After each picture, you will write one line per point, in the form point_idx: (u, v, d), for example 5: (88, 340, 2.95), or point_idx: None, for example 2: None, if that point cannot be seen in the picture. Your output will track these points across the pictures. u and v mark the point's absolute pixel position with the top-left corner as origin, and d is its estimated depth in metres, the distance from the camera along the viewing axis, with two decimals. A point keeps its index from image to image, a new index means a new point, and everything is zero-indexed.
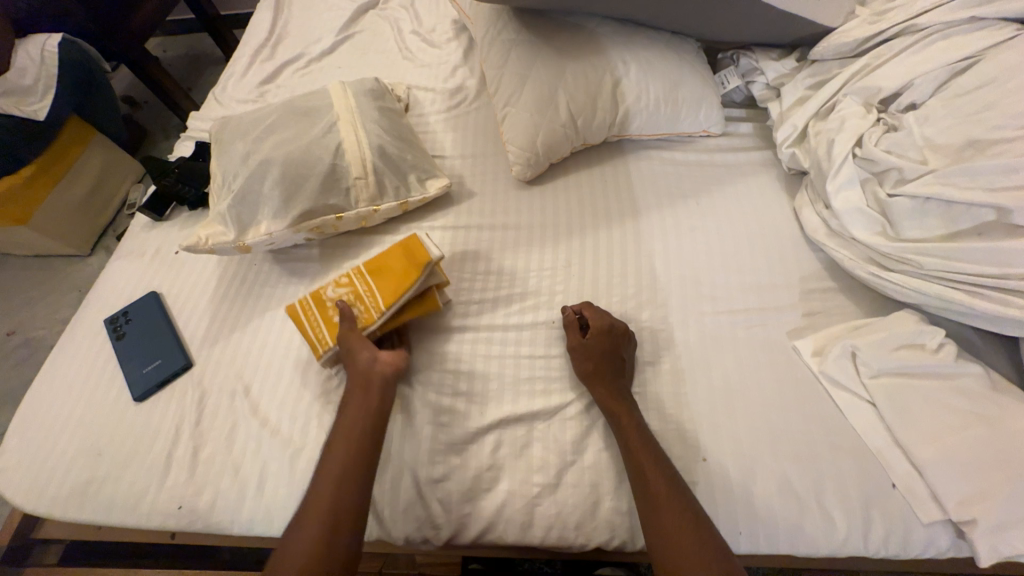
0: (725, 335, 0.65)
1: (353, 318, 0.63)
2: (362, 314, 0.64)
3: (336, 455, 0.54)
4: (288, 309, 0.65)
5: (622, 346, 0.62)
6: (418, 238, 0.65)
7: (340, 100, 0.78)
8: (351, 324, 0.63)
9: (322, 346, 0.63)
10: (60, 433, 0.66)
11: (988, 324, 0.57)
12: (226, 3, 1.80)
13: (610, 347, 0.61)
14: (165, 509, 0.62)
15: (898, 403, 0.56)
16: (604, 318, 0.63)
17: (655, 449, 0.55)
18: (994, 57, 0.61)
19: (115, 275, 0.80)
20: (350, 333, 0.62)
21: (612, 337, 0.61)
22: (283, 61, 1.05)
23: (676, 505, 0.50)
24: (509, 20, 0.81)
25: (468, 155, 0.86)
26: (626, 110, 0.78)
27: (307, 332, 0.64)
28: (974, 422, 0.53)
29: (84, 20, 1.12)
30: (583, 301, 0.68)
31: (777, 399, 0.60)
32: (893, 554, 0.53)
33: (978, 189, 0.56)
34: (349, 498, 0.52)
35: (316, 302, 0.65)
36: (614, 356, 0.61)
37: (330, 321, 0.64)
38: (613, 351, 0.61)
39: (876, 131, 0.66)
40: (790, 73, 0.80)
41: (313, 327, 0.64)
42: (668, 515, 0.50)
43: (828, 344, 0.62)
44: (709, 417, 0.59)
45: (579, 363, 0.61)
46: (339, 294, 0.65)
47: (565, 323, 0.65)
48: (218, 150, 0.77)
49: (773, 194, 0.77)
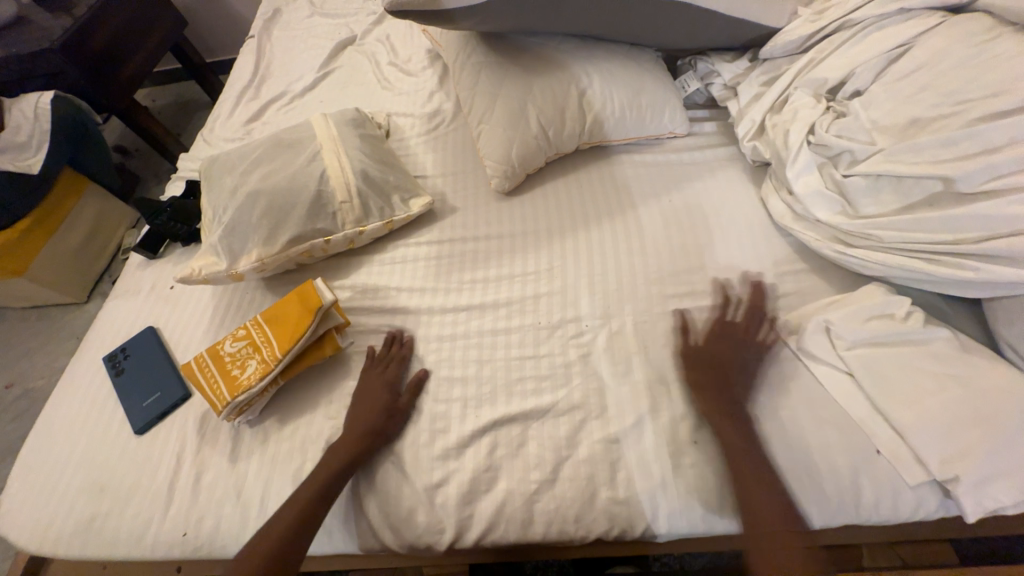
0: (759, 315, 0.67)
1: (254, 367, 0.65)
2: (263, 364, 0.65)
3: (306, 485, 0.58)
4: (184, 369, 0.67)
5: (747, 346, 0.64)
6: (311, 284, 0.68)
7: (322, 130, 0.82)
8: (256, 375, 0.64)
9: (220, 401, 0.63)
10: (63, 471, 0.67)
11: (953, 290, 0.59)
12: (211, 51, 1.88)
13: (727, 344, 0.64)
14: (169, 538, 0.62)
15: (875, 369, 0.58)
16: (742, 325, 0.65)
17: (769, 477, 0.55)
18: (925, 43, 0.65)
19: (112, 314, 0.82)
20: (249, 383, 0.64)
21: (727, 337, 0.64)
22: (267, 99, 1.10)
23: (779, 541, 0.51)
24: (477, 43, 0.86)
25: (449, 173, 0.90)
26: (594, 117, 0.82)
27: (204, 389, 0.65)
28: (944, 381, 0.55)
29: (76, 76, 1.18)
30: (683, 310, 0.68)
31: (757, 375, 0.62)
32: (885, 519, 0.55)
33: (924, 163, 0.59)
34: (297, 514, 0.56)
35: (213, 357, 0.68)
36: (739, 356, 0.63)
37: (226, 376, 0.66)
38: (732, 354, 0.63)
39: (826, 118, 0.70)
40: (744, 72, 0.85)
41: (211, 383, 0.65)
42: (775, 546, 0.51)
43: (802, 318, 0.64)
44: (717, 397, 0.61)
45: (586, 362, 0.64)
46: (236, 347, 0.68)
47: (676, 325, 0.67)
48: (208, 186, 0.81)
49: (740, 187, 0.80)
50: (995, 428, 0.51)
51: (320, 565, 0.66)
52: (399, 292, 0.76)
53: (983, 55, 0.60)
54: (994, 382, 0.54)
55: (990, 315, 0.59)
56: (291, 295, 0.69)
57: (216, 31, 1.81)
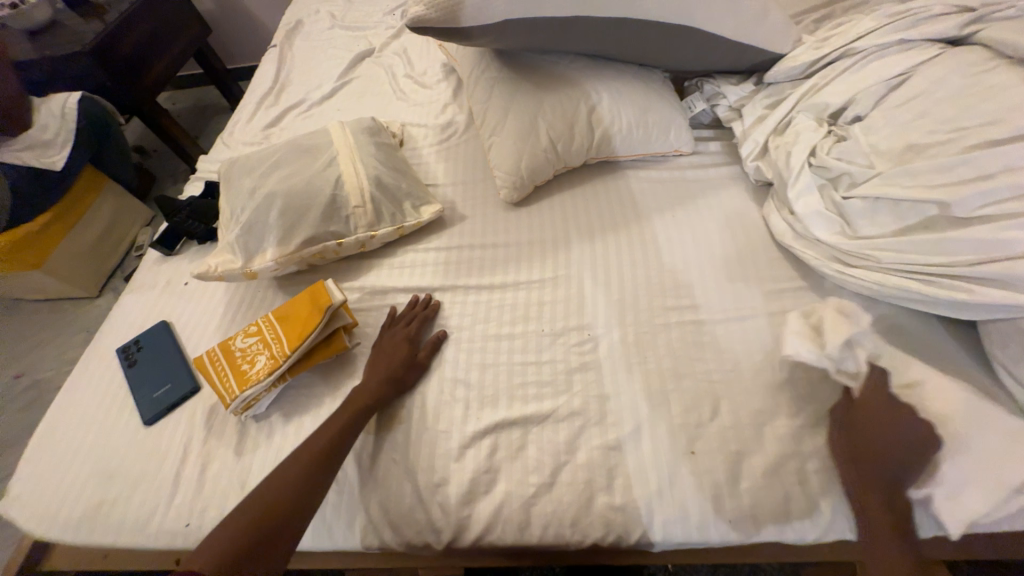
0: (834, 360, 0.59)
1: (263, 362, 0.67)
2: (271, 360, 0.67)
3: (297, 465, 0.57)
4: (196, 362, 0.69)
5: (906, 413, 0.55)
6: (323, 284, 0.71)
7: (339, 136, 0.85)
8: (264, 370, 0.66)
9: (229, 395, 0.65)
10: (71, 459, 0.69)
11: (948, 311, 0.60)
12: (233, 58, 1.94)
13: (887, 419, 0.55)
14: (172, 528, 0.63)
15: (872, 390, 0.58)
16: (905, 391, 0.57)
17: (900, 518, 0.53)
18: (922, 73, 0.68)
19: (127, 308, 0.84)
20: (258, 379, 0.65)
21: (886, 412, 0.56)
22: (286, 106, 1.14)
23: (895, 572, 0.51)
24: (492, 59, 0.90)
25: (459, 183, 0.93)
26: (602, 134, 0.85)
27: (214, 382, 0.67)
28: (936, 402, 0.56)
29: (103, 79, 1.23)
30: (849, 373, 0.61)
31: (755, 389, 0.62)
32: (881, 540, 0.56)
33: (920, 187, 0.61)
34: (284, 489, 0.55)
35: (225, 352, 0.70)
36: (903, 435, 0.54)
37: (237, 370, 0.68)
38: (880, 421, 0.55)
39: (827, 142, 0.73)
40: (749, 95, 0.88)
41: (221, 377, 0.67)
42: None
43: (826, 335, 0.61)
44: (715, 408, 0.62)
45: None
46: (247, 343, 0.70)
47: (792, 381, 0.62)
48: (227, 187, 0.83)
49: (743, 205, 0.82)
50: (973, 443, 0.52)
51: (320, 563, 0.67)
52: (406, 295, 0.78)
53: (979, 85, 0.62)
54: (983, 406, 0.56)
55: (984, 336, 0.59)
56: (302, 295, 0.72)
57: (239, 40, 1.88)
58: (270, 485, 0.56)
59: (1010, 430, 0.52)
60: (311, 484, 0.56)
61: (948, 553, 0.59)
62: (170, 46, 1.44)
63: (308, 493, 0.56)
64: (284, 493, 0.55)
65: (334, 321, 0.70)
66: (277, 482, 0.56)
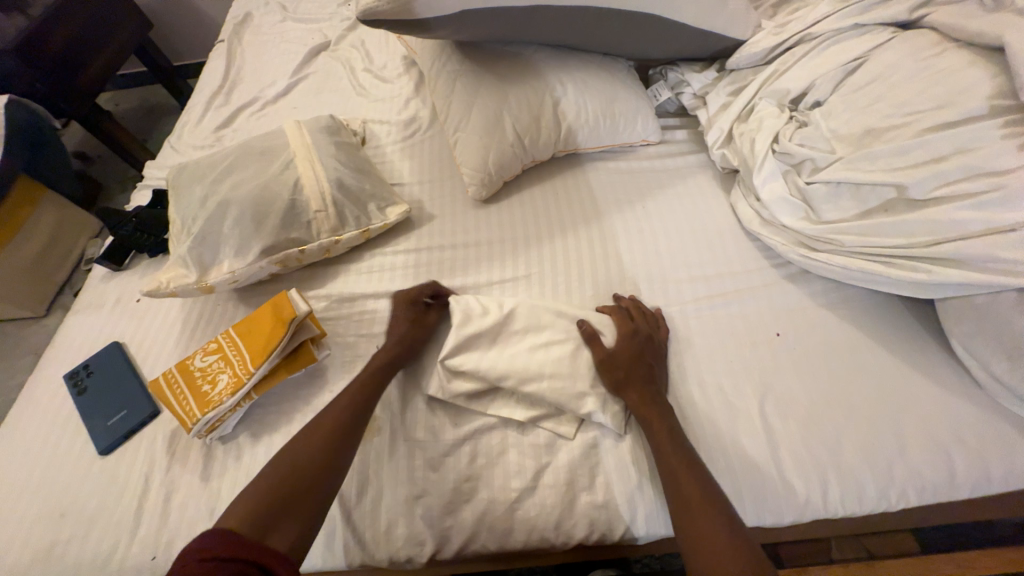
0: (749, 334, 0.66)
1: (224, 382, 0.63)
2: (233, 378, 0.63)
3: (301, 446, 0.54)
4: (151, 386, 0.64)
5: (796, 371, 0.62)
6: (286, 294, 0.67)
7: (296, 136, 0.81)
8: (227, 391, 0.63)
9: (190, 418, 0.62)
10: (19, 498, 0.64)
11: (904, 290, 0.62)
12: (179, 55, 1.83)
13: (640, 350, 0.63)
14: (136, 563, 0.59)
15: (768, 358, 0.64)
16: (839, 361, 0.62)
17: (826, 467, 0.56)
18: (876, 57, 0.69)
19: (73, 329, 0.78)
20: (221, 400, 0.62)
21: (641, 347, 0.63)
22: (239, 105, 1.07)
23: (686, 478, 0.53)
24: (452, 51, 0.86)
25: (426, 181, 0.90)
26: (569, 126, 0.84)
27: (172, 405, 0.63)
28: (890, 379, 0.60)
29: (34, 80, 1.13)
30: (803, 351, 0.64)
31: (720, 370, 0.64)
32: (802, 501, 0.56)
33: (879, 170, 0.62)
34: (298, 470, 0.52)
35: (184, 373, 0.66)
36: (728, 380, 0.63)
37: (198, 391, 0.64)
38: (644, 351, 0.63)
39: (789, 128, 0.74)
40: (712, 82, 0.89)
41: (179, 400, 0.63)
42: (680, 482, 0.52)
43: (741, 313, 0.68)
44: (689, 400, 0.62)
45: (569, 362, 0.62)
46: (207, 362, 0.66)
47: (770, 368, 0.63)
48: (176, 196, 0.78)
49: (710, 193, 0.83)
50: (768, 378, 0.62)
51: None
52: (375, 301, 0.75)
53: (930, 68, 0.64)
54: (929, 378, 0.60)
55: (941, 314, 0.61)
56: (265, 307, 0.68)
57: (185, 34, 1.77)
58: (280, 470, 0.52)
59: (945, 403, 0.58)
60: (316, 465, 0.53)
61: (904, 521, 0.62)
62: (109, 42, 1.34)
63: (304, 487, 0.51)
64: (293, 475, 0.52)
65: (301, 333, 0.66)
66: (268, 482, 0.51)
